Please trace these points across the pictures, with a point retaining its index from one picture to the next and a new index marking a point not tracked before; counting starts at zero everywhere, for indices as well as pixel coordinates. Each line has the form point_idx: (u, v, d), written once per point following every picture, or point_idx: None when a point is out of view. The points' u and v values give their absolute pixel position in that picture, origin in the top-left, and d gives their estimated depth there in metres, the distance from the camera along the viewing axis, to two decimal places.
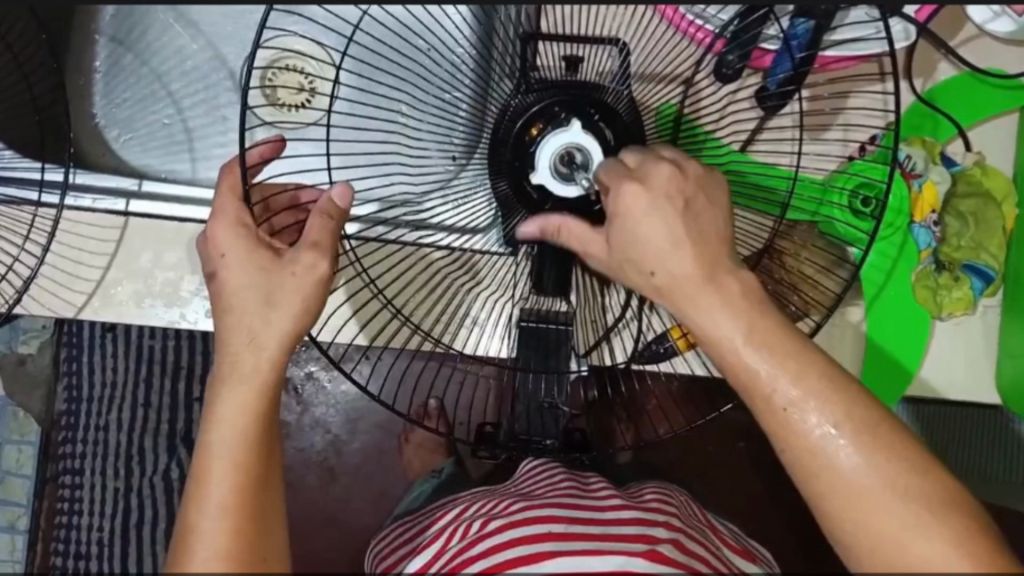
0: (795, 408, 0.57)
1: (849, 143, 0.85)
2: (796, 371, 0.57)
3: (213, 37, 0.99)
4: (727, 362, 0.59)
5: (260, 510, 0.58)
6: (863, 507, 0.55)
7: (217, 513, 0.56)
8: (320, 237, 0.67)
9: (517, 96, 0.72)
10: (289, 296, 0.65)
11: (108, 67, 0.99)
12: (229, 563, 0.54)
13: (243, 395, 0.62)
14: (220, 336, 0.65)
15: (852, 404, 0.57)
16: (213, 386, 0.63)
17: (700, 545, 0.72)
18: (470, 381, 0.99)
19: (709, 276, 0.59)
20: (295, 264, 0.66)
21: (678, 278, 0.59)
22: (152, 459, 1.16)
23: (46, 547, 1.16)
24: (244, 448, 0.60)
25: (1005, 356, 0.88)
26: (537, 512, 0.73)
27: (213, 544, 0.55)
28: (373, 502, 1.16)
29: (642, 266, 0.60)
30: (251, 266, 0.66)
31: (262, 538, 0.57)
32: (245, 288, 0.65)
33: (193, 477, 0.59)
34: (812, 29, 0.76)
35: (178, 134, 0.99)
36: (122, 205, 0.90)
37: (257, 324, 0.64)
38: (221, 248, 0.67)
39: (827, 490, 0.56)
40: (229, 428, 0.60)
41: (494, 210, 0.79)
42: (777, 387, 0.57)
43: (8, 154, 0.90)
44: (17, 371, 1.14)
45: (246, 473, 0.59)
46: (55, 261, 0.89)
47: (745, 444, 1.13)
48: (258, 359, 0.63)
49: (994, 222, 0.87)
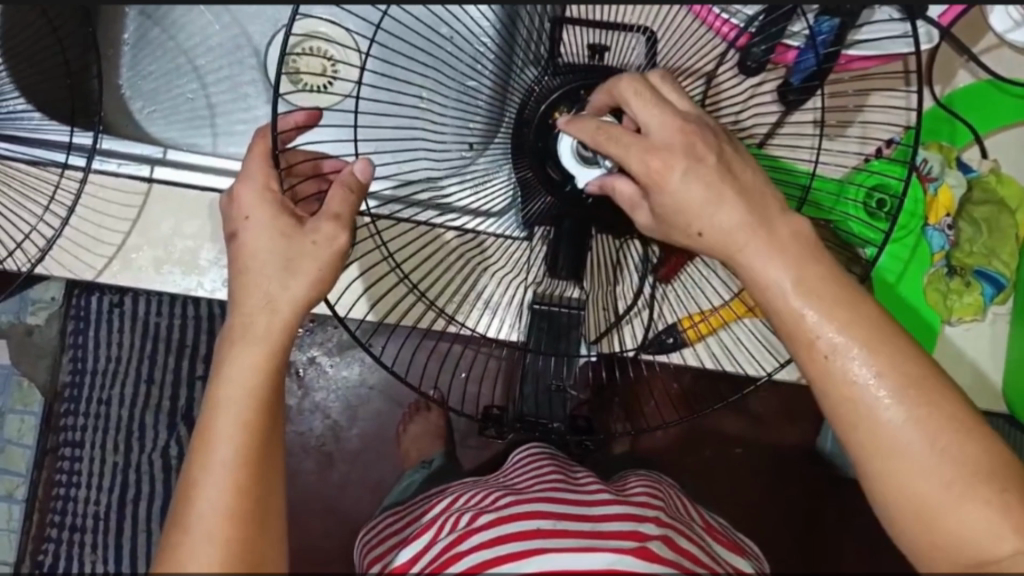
0: (845, 361, 0.58)
1: (866, 143, 0.87)
2: (845, 321, 0.58)
3: (238, 15, 1.00)
4: (776, 311, 0.60)
5: (265, 469, 0.59)
6: (892, 470, 0.57)
7: (222, 472, 0.57)
8: (342, 209, 0.67)
9: (543, 79, 0.73)
10: (309, 264, 0.65)
11: (136, 40, 1.00)
12: (233, 521, 0.56)
13: (252, 356, 0.62)
14: (234, 295, 0.65)
15: (867, 340, 0.58)
16: (223, 345, 0.63)
17: (691, 543, 0.71)
18: (478, 363, 0.99)
19: (726, 241, 0.60)
20: (316, 233, 0.66)
21: (728, 233, 0.59)
22: (151, 435, 1.17)
23: (43, 518, 1.15)
24: (251, 406, 0.60)
25: (1013, 366, 0.89)
26: (524, 506, 0.74)
27: (217, 502, 0.56)
28: (369, 491, 1.16)
29: (689, 226, 0.60)
30: (275, 234, 0.65)
31: (263, 496, 0.58)
32: (266, 253, 0.65)
33: (198, 436, 0.59)
34: (836, 26, 0.79)
35: (201, 109, 1.00)
36: (146, 170, 0.91)
37: (273, 288, 0.64)
38: (246, 211, 0.66)
39: (866, 446, 0.58)
40: (236, 385, 0.60)
41: (511, 193, 0.79)
42: (823, 333, 0.58)
43: (37, 117, 0.92)
44: (24, 341, 1.14)
45: (252, 431, 0.59)
46: (77, 224, 0.90)
47: (742, 450, 1.12)
48: (266, 319, 0.63)
49: (1007, 230, 0.88)
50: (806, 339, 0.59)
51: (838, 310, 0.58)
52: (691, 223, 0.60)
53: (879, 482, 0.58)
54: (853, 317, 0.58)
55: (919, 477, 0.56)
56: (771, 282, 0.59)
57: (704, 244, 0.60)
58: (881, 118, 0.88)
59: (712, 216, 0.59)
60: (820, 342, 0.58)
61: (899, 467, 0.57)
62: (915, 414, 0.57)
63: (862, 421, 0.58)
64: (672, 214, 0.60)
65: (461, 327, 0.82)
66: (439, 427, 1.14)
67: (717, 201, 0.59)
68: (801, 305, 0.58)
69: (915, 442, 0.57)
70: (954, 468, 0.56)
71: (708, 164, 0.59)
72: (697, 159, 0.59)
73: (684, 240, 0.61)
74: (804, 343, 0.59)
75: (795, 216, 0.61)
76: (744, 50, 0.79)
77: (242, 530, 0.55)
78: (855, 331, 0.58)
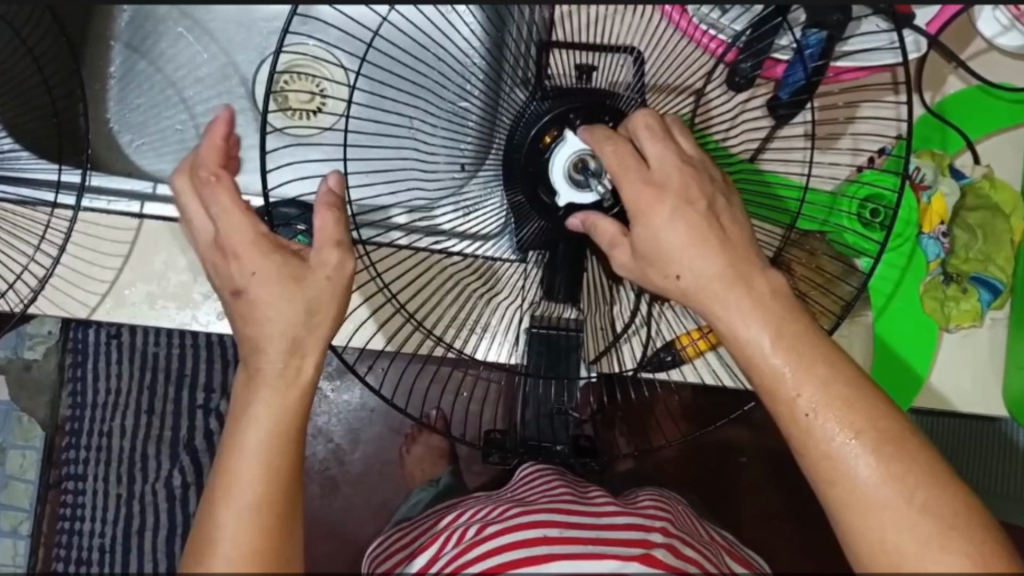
0: (818, 416, 0.57)
1: (858, 155, 0.87)
2: (807, 375, 0.58)
3: (226, 46, 1.01)
4: (756, 369, 0.59)
5: (289, 508, 0.59)
6: (875, 535, 0.55)
7: (246, 506, 0.58)
8: (340, 235, 0.66)
9: (533, 103, 0.72)
10: (331, 300, 0.65)
11: (122, 74, 1.01)
12: (254, 558, 0.56)
13: (282, 398, 0.62)
14: (250, 345, 0.63)
15: (838, 397, 0.57)
16: (243, 389, 0.63)
17: (696, 551, 0.71)
18: (480, 386, 0.98)
19: (699, 293, 0.60)
20: (323, 267, 0.65)
21: (703, 284, 0.60)
22: (154, 467, 1.17)
23: (48, 552, 1.16)
24: (279, 447, 0.60)
25: (1011, 370, 0.88)
26: (535, 515, 0.73)
27: (241, 537, 0.57)
28: (374, 513, 1.16)
29: (667, 269, 0.61)
30: (282, 280, 0.63)
31: (288, 535, 0.59)
32: (280, 303, 0.63)
33: (222, 473, 0.60)
34: (824, 39, 0.78)
35: (189, 140, 0.99)
36: (136, 206, 0.90)
37: (299, 330, 0.64)
38: (250, 266, 0.63)
39: (845, 514, 0.56)
40: (264, 426, 0.61)
41: (505, 218, 0.78)
42: (802, 390, 0.58)
43: (25, 156, 0.92)
44: (23, 376, 1.15)
45: (276, 470, 0.60)
46: (69, 263, 0.89)
47: (747, 459, 1.16)
48: (294, 365, 0.63)
49: (1002, 236, 0.88)
50: (784, 394, 0.58)
51: (819, 363, 0.58)
52: (669, 249, 0.60)
53: (859, 551, 0.56)
54: (833, 373, 0.58)
55: (889, 523, 0.55)
56: (748, 359, 0.59)
57: (681, 289, 0.61)
58: (869, 129, 0.88)
59: (694, 260, 0.60)
60: (800, 401, 0.57)
61: (881, 536, 0.54)
62: (888, 475, 0.55)
63: (832, 482, 0.57)
64: (659, 251, 0.61)
65: (460, 354, 0.81)
66: (442, 446, 1.15)
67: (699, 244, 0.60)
68: (774, 353, 0.58)
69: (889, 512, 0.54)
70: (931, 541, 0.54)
71: (697, 208, 0.61)
72: (689, 203, 0.61)
73: (662, 282, 0.61)
74: (781, 398, 0.58)
75: (772, 273, 0.61)
76: (731, 67, 0.78)
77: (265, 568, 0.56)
78: (835, 392, 0.57)
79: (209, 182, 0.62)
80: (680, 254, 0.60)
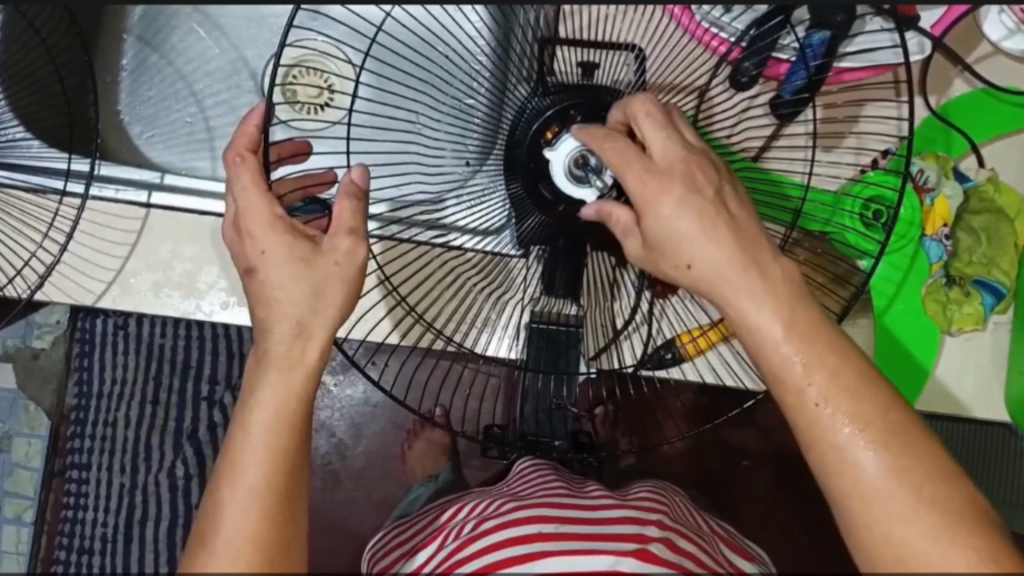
0: (827, 404, 0.57)
1: (861, 154, 0.88)
2: (801, 374, 0.57)
3: (235, 40, 1.02)
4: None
5: (290, 494, 0.60)
6: (877, 526, 0.55)
7: (246, 492, 0.58)
8: (356, 222, 0.67)
9: (534, 98, 0.73)
10: (337, 286, 0.65)
11: (134, 67, 1.02)
12: (252, 543, 0.57)
13: (287, 381, 0.62)
14: (259, 327, 0.65)
15: (840, 398, 0.57)
16: (254, 368, 0.64)
17: (692, 544, 0.71)
18: (480, 377, 0.99)
19: (712, 282, 0.59)
20: (336, 252, 0.66)
21: (716, 271, 0.59)
22: (157, 457, 1.18)
23: (51, 540, 1.17)
24: (281, 434, 0.61)
25: (1014, 375, 0.88)
26: (531, 510, 0.73)
27: (239, 521, 0.57)
28: (376, 507, 1.17)
29: (679, 258, 0.60)
30: (293, 261, 0.64)
31: (289, 520, 0.59)
32: (291, 283, 0.64)
33: (227, 459, 0.60)
34: (828, 39, 0.78)
35: (198, 133, 1.00)
36: (144, 196, 0.90)
37: (304, 314, 0.64)
38: (262, 245, 0.65)
39: (852, 510, 0.56)
40: (266, 410, 0.61)
41: (508, 211, 0.78)
42: (798, 376, 0.57)
43: (37, 145, 0.93)
44: (31, 365, 1.16)
45: (278, 458, 0.60)
46: (75, 250, 0.90)
47: (750, 462, 1.15)
48: (299, 345, 0.64)
49: (1007, 240, 0.88)
50: (793, 384, 0.58)
51: (824, 353, 0.58)
52: (677, 238, 0.59)
53: (861, 536, 0.56)
54: (839, 362, 0.58)
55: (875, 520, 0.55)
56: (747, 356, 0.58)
57: (693, 277, 0.60)
58: (873, 128, 0.88)
59: (705, 248, 0.59)
60: (811, 389, 0.57)
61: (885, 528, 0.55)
62: (885, 472, 0.55)
63: (832, 481, 0.56)
64: (671, 241, 0.60)
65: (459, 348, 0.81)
66: (445, 442, 1.15)
67: (709, 232, 0.59)
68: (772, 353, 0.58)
69: (889, 510, 0.54)
70: (932, 541, 0.54)
71: (706, 196, 0.60)
72: (692, 193, 0.60)
73: (675, 272, 0.60)
74: (790, 389, 0.58)
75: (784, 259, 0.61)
76: (736, 65, 0.79)
77: (266, 557, 0.56)
78: (834, 385, 0.57)
79: (234, 162, 0.66)
80: (699, 249, 0.59)
